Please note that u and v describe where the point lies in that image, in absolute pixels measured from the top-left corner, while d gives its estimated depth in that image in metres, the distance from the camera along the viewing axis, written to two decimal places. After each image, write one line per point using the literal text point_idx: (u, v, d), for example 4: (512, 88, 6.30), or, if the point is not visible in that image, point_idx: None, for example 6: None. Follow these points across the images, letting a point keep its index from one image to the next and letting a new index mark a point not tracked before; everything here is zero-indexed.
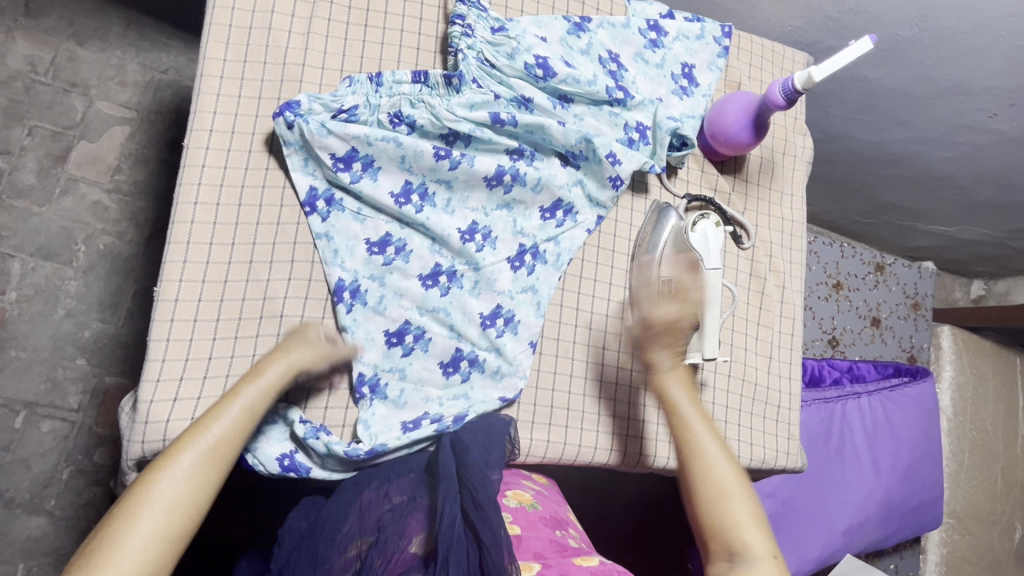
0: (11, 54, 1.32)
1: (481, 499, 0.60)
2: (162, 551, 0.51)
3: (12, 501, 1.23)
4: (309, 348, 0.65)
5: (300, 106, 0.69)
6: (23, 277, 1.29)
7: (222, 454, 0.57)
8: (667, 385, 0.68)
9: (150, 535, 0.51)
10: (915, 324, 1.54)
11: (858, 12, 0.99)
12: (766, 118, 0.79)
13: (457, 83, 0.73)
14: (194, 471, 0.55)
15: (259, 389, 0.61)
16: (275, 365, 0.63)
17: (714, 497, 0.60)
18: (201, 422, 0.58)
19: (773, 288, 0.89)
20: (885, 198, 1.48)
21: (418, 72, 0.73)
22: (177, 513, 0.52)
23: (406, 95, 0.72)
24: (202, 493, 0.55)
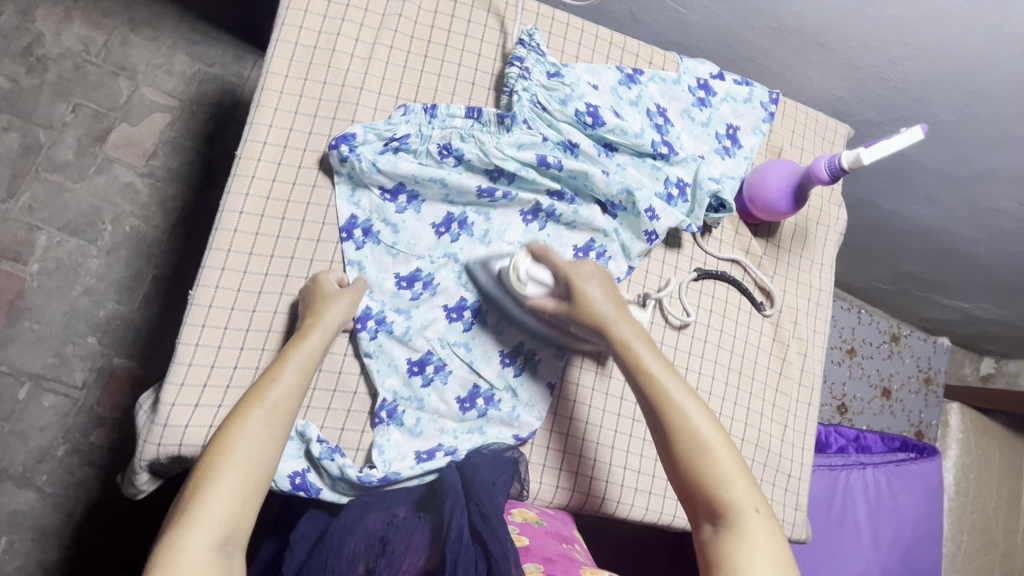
0: (67, 33, 1.36)
1: (488, 512, 0.61)
2: (245, 504, 0.51)
3: (4, 472, 1.23)
4: (342, 305, 0.66)
5: (355, 137, 0.71)
6: (47, 250, 1.30)
7: (286, 411, 0.58)
8: (629, 344, 0.66)
9: (230, 489, 0.51)
10: (926, 399, 1.53)
11: (902, 90, 1.00)
12: (807, 189, 0.79)
13: (509, 122, 0.74)
14: (263, 428, 0.56)
15: (306, 350, 0.62)
16: (318, 327, 0.64)
17: (689, 453, 0.60)
18: (260, 385, 0.59)
19: (795, 354, 0.89)
20: (907, 269, 1.48)
21: (472, 108, 0.74)
22: (253, 469, 0.53)
23: (457, 129, 0.73)
24: (273, 449, 0.55)
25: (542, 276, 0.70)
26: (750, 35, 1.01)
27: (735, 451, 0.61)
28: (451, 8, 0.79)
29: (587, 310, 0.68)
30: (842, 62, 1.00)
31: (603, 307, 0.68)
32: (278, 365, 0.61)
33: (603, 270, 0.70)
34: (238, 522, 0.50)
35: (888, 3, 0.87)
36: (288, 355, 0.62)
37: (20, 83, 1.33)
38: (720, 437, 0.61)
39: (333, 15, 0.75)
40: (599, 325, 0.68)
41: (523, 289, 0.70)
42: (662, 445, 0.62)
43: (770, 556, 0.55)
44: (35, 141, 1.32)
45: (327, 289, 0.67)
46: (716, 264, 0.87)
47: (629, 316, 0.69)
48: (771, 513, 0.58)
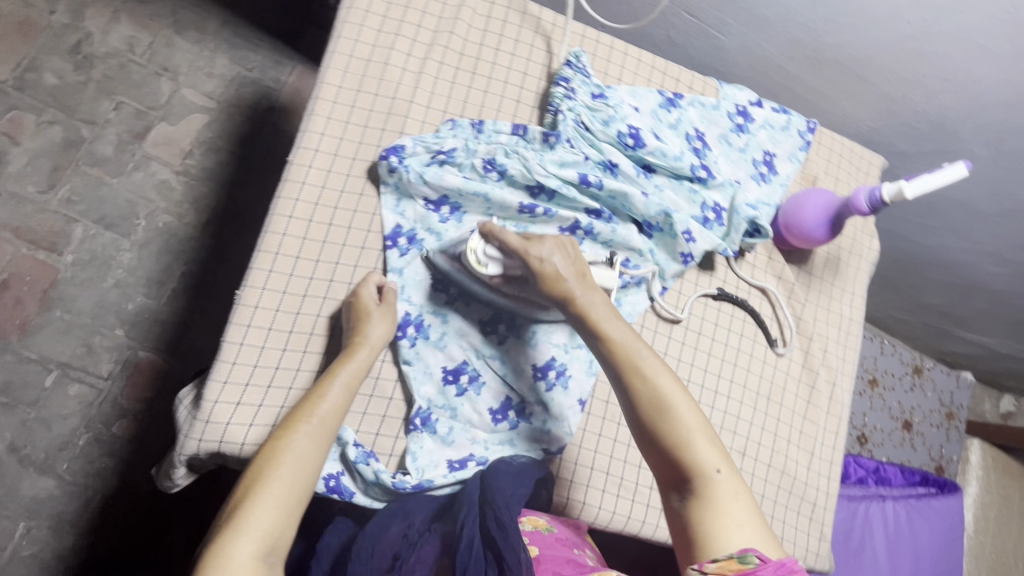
0: (115, 34, 1.41)
1: (504, 519, 0.62)
2: (287, 517, 0.54)
3: (26, 458, 1.25)
4: (384, 322, 0.68)
5: (405, 149, 0.73)
6: (82, 242, 1.33)
7: (331, 428, 0.62)
8: (594, 314, 0.65)
9: (277, 501, 0.54)
10: (946, 434, 1.51)
11: (937, 125, 1.01)
12: (844, 219, 0.80)
13: (553, 140, 0.76)
14: (310, 442, 0.59)
15: (351, 369, 0.65)
16: (364, 347, 0.66)
17: (657, 425, 0.61)
18: (309, 400, 0.63)
19: (824, 383, 0.89)
20: (929, 300, 1.47)
21: (518, 125, 0.77)
22: (297, 484, 0.56)
23: (502, 145, 0.76)
24: (316, 465, 0.59)
25: (498, 253, 0.69)
26: (787, 64, 1.03)
27: (701, 416, 0.62)
28: (500, 27, 0.81)
29: (551, 282, 0.66)
30: (878, 94, 1.01)
31: (563, 279, 0.65)
32: (325, 382, 0.64)
33: (563, 240, 0.68)
34: (281, 535, 0.53)
35: (927, 40, 0.88)
36: (336, 371, 0.65)
37: (67, 79, 1.38)
38: (686, 403, 0.62)
39: (388, 29, 0.77)
40: (562, 297, 0.66)
41: (483, 271, 0.69)
42: (632, 418, 0.63)
43: (738, 516, 0.57)
44: (78, 135, 1.36)
45: (369, 306, 0.68)
46: (748, 289, 0.87)
47: (593, 286, 0.67)
48: (738, 474, 0.60)
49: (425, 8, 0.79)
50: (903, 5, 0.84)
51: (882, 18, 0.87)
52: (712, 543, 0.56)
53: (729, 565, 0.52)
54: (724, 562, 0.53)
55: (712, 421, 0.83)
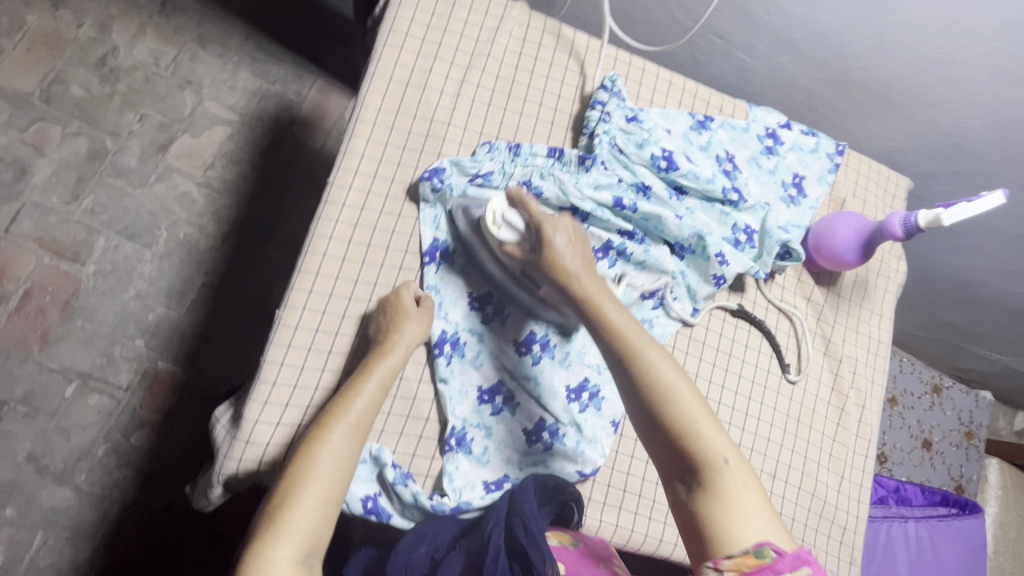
0: (140, 47, 1.43)
1: (532, 527, 0.61)
2: (326, 517, 0.57)
3: (45, 468, 1.25)
4: (419, 324, 0.69)
5: (445, 172, 0.74)
6: (104, 253, 1.34)
7: (366, 427, 0.63)
8: (592, 296, 0.64)
9: (315, 502, 0.56)
10: (966, 453, 1.49)
11: (961, 147, 1.01)
12: (878, 243, 0.80)
13: (589, 163, 0.77)
14: (347, 441, 0.61)
15: (387, 367, 0.66)
16: (398, 345, 0.67)
17: (659, 410, 0.57)
18: (344, 397, 0.64)
19: (853, 405, 0.88)
20: (948, 317, 1.46)
21: (553, 149, 0.78)
22: (334, 485, 0.59)
23: (538, 167, 0.77)
24: (351, 466, 0.60)
25: (516, 221, 0.70)
26: (812, 86, 1.03)
27: (707, 403, 0.59)
28: (534, 50, 0.82)
29: (555, 259, 0.66)
30: (904, 116, 1.01)
31: (567, 256, 0.66)
32: (361, 379, 0.65)
33: (571, 224, 0.69)
34: (319, 537, 0.55)
35: (956, 65, 0.88)
36: (371, 370, 0.66)
37: (93, 91, 1.40)
38: (689, 389, 0.58)
39: (426, 52, 0.78)
40: (562, 276, 0.65)
41: (496, 232, 0.70)
42: (632, 404, 0.59)
43: (749, 508, 0.54)
44: (102, 147, 1.38)
45: (406, 308, 0.70)
46: (781, 309, 0.87)
47: (593, 268, 0.67)
48: (749, 466, 0.56)
49: (462, 31, 0.80)
50: (933, 31, 0.85)
51: (911, 43, 0.88)
52: (723, 539, 0.53)
53: (745, 562, 0.51)
54: (739, 559, 0.51)
55: (742, 442, 0.83)
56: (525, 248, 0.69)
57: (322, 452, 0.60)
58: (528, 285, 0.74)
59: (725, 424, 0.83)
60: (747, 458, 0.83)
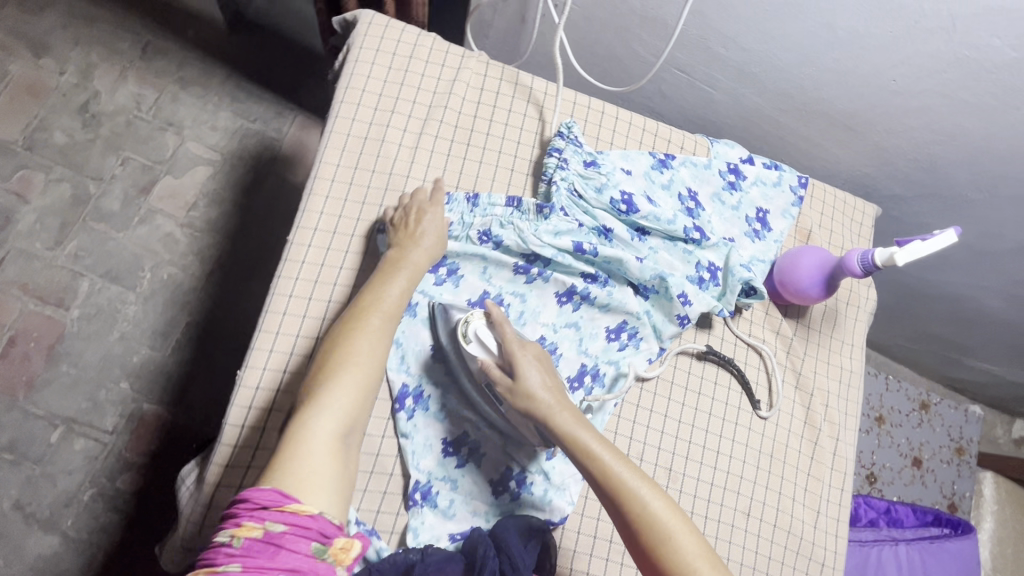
0: (122, 91, 1.45)
1: (519, 564, 0.66)
2: (362, 400, 0.63)
3: (31, 515, 1.24)
4: (437, 226, 0.74)
5: None
6: (89, 296, 1.35)
7: (395, 322, 0.68)
8: (576, 434, 0.64)
9: (351, 386, 0.62)
10: (958, 470, 1.47)
11: (927, 172, 1.01)
12: (838, 279, 0.80)
13: (547, 211, 0.77)
14: (379, 333, 0.66)
15: (411, 268, 0.71)
16: (418, 251, 0.72)
17: (655, 551, 0.59)
18: (374, 292, 0.69)
19: (827, 439, 0.88)
20: (933, 330, 1.44)
21: (512, 198, 0.79)
22: (369, 374, 0.64)
23: (497, 217, 0.77)
24: (384, 357, 0.66)
25: (489, 342, 0.70)
26: (777, 115, 1.04)
27: (701, 538, 0.61)
28: (493, 99, 0.84)
29: (535, 399, 0.66)
30: (870, 144, 1.01)
31: (545, 395, 0.67)
32: (389, 277, 0.70)
33: (542, 353, 0.70)
34: (355, 417, 0.62)
35: (912, 96, 0.89)
36: (398, 268, 0.70)
37: (75, 137, 1.42)
38: (682, 524, 0.60)
39: (384, 107, 0.80)
40: (544, 417, 0.66)
41: (466, 346, 0.70)
42: (629, 541, 0.61)
43: None
44: (85, 192, 1.39)
45: (426, 216, 0.74)
46: (750, 344, 0.87)
47: (570, 405, 0.67)
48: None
49: (419, 84, 0.82)
50: (887, 65, 0.86)
51: (866, 76, 0.89)
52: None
53: None
54: None
55: (714, 481, 0.83)
56: (499, 368, 0.69)
57: (359, 340, 0.65)
58: (493, 399, 0.72)
59: (697, 463, 0.82)
60: (720, 498, 0.82)
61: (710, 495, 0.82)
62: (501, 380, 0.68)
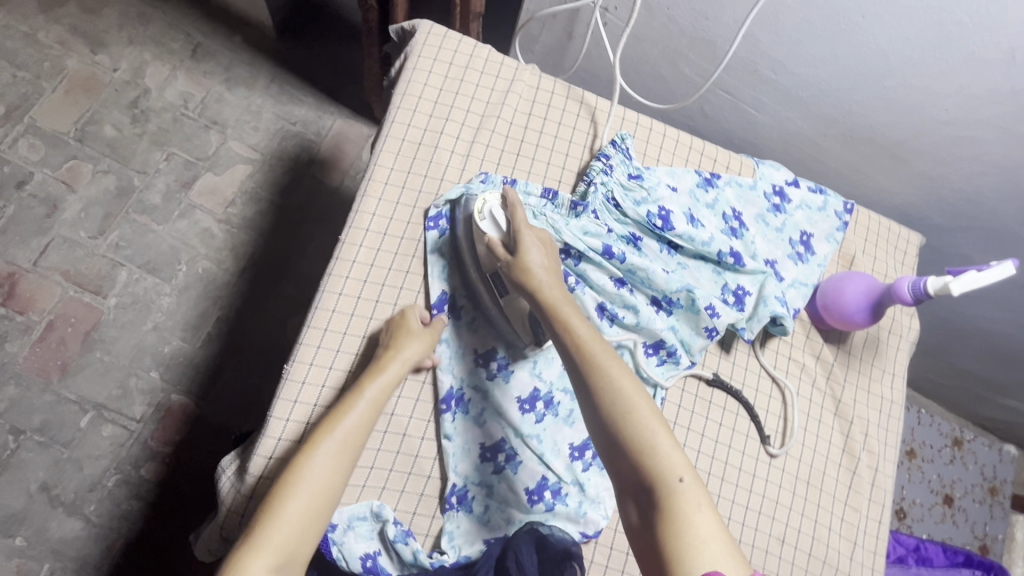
0: (171, 90, 1.50)
1: (524, 561, 0.67)
2: (304, 533, 0.60)
3: (56, 498, 1.26)
4: (420, 342, 0.71)
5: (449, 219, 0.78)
6: (126, 286, 1.38)
7: (353, 446, 0.65)
8: (557, 305, 0.67)
9: (295, 516, 0.61)
10: (991, 510, 1.42)
11: (973, 203, 0.99)
12: (886, 305, 0.80)
13: (580, 209, 0.78)
14: (334, 459, 0.64)
15: (381, 384, 0.68)
16: (393, 361, 0.69)
17: (617, 423, 0.59)
18: (339, 411, 0.67)
19: (866, 468, 0.87)
20: (964, 364, 1.34)
21: (548, 191, 0.80)
22: (317, 498, 0.62)
23: (531, 207, 0.78)
24: (336, 485, 0.63)
25: (498, 219, 0.73)
26: (820, 140, 1.04)
27: (665, 422, 0.60)
28: (544, 110, 0.86)
29: (526, 272, 0.69)
30: (915, 172, 1.00)
31: (537, 274, 0.69)
32: (356, 395, 0.68)
33: (547, 239, 0.73)
34: (297, 550, 0.60)
35: (964, 126, 0.88)
36: (365, 387, 0.68)
37: (124, 132, 1.46)
38: (645, 403, 0.61)
39: (438, 114, 0.82)
40: (530, 289, 0.69)
41: (478, 222, 0.73)
42: (593, 415, 0.62)
43: (704, 533, 0.53)
44: (129, 184, 1.43)
45: (411, 326, 0.72)
46: (774, 378, 0.86)
47: (558, 282, 0.70)
48: (705, 487, 0.56)
49: (473, 93, 0.84)
50: (939, 95, 0.86)
51: (917, 104, 0.89)
52: (676, 559, 0.52)
53: None
54: None
55: (750, 504, 0.81)
56: (502, 246, 0.72)
57: (312, 463, 0.63)
58: (496, 289, 0.75)
59: (732, 485, 0.82)
60: (754, 522, 0.81)
61: (744, 518, 0.81)
62: (502, 255, 0.71)
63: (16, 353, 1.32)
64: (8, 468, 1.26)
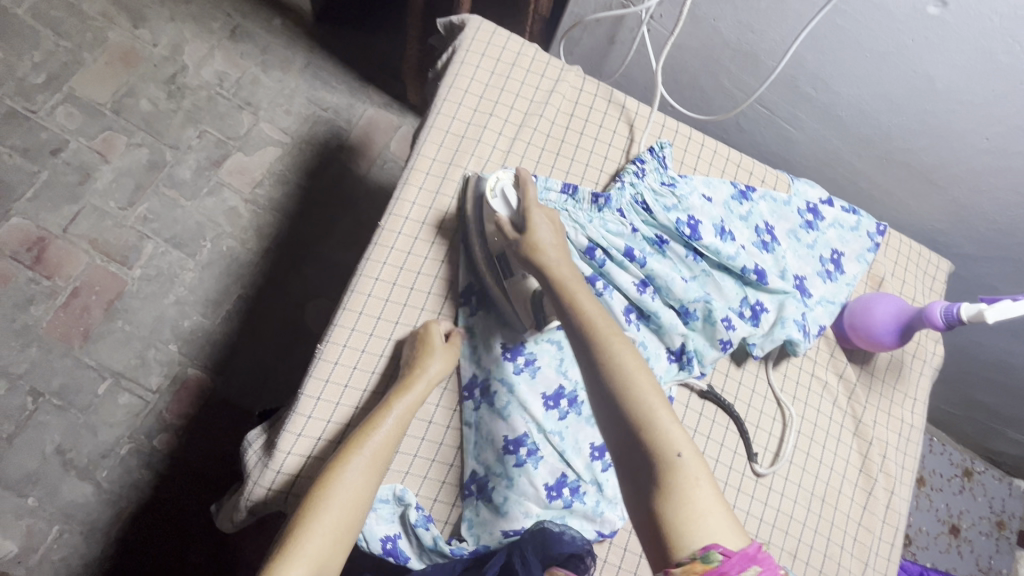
0: (208, 68, 1.52)
1: (528, 554, 0.66)
2: (335, 547, 0.60)
3: (70, 462, 1.27)
4: (443, 360, 0.72)
5: None
6: (151, 258, 1.39)
7: (381, 461, 0.66)
8: (565, 282, 0.68)
9: (326, 531, 0.60)
10: (997, 544, 1.41)
11: (1007, 234, 0.98)
12: (915, 329, 0.80)
13: (603, 204, 0.80)
14: (362, 474, 0.64)
15: (407, 401, 0.69)
16: (419, 379, 0.70)
17: (620, 398, 0.58)
18: (364, 428, 0.67)
19: (882, 490, 0.87)
20: (980, 398, 1.33)
21: (569, 186, 0.80)
22: (348, 512, 0.62)
23: (553, 203, 0.79)
24: (365, 499, 0.63)
25: (507, 197, 0.74)
26: (854, 160, 1.04)
27: (665, 395, 0.59)
28: (586, 112, 0.87)
29: (534, 249, 0.70)
30: (947, 198, 1.00)
31: (545, 248, 0.69)
32: (381, 412, 0.68)
33: (556, 216, 0.74)
34: (327, 563, 0.59)
35: (1004, 155, 0.88)
36: (391, 404, 0.69)
37: (159, 106, 1.48)
38: (647, 377, 0.60)
39: (482, 109, 0.83)
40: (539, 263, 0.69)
41: (489, 199, 0.74)
42: (596, 387, 0.61)
43: (703, 508, 0.53)
44: (161, 158, 1.45)
45: (434, 343, 0.73)
46: (779, 401, 0.85)
47: (566, 256, 0.70)
48: (704, 460, 0.56)
49: (518, 91, 0.85)
50: (982, 122, 0.85)
51: (958, 131, 0.88)
52: (673, 534, 0.52)
53: (693, 568, 0.49)
54: (687, 566, 0.50)
55: (764, 517, 0.82)
56: (511, 226, 0.73)
57: (341, 479, 0.63)
58: (501, 273, 0.77)
59: (748, 496, 0.82)
60: (767, 535, 0.82)
61: (758, 530, 0.81)
62: (511, 236, 0.71)
63: (40, 317, 1.33)
64: (25, 430, 1.27)
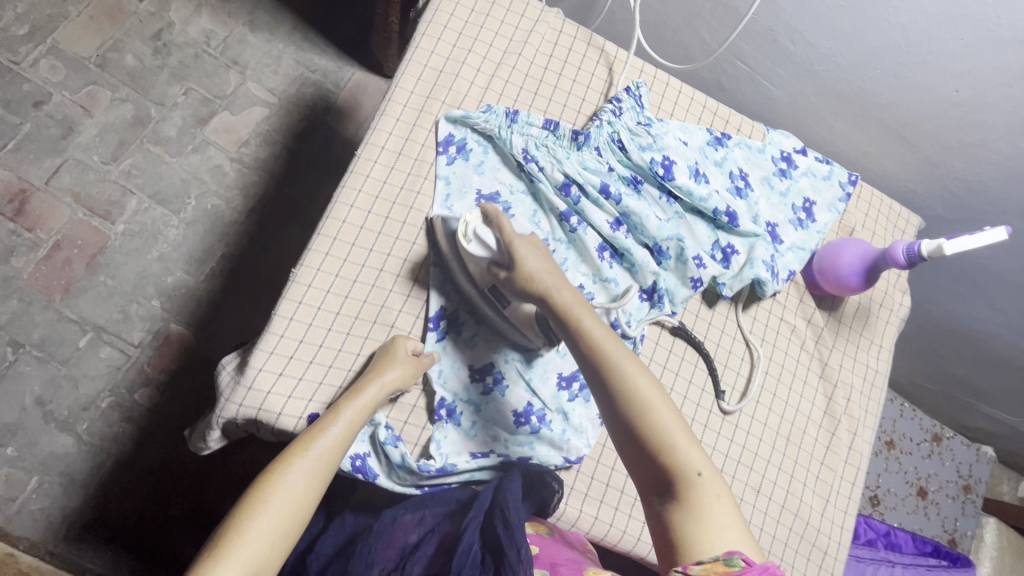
0: (195, 26, 1.51)
1: (512, 520, 0.65)
2: (270, 553, 0.58)
3: (50, 413, 1.27)
4: (402, 368, 0.70)
5: (455, 138, 0.81)
6: (135, 214, 1.39)
7: (327, 464, 0.64)
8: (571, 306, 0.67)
9: (263, 535, 0.58)
10: (962, 506, 1.45)
11: (977, 194, 1.00)
12: (880, 270, 0.82)
13: (582, 141, 0.80)
14: (307, 477, 0.62)
15: (359, 405, 0.68)
16: (371, 386, 0.69)
17: (637, 424, 0.60)
18: (312, 432, 0.66)
19: (845, 432, 0.89)
20: (951, 368, 1.35)
21: (549, 121, 0.81)
22: (286, 518, 0.60)
23: (533, 138, 0.80)
24: (307, 503, 0.62)
25: (484, 235, 0.71)
26: (833, 120, 1.05)
27: (679, 415, 0.61)
28: (565, 54, 0.87)
29: (529, 280, 0.69)
30: (920, 157, 1.02)
31: (539, 280, 0.69)
32: (331, 418, 0.67)
33: (539, 242, 0.72)
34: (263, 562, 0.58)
35: (976, 108, 0.89)
36: (343, 409, 0.68)
37: (144, 63, 1.46)
38: (660, 400, 0.61)
39: (461, 45, 0.84)
40: (541, 292, 0.68)
41: (467, 246, 0.72)
42: (610, 415, 0.62)
43: (723, 520, 0.56)
44: (146, 114, 1.44)
45: (399, 352, 0.72)
46: (748, 342, 0.87)
47: (563, 280, 0.69)
48: (719, 475, 0.59)
49: (498, 29, 0.85)
50: (953, 74, 0.86)
51: (931, 85, 0.90)
52: (693, 546, 0.55)
53: (714, 567, 0.52)
54: (708, 565, 0.53)
55: (729, 453, 0.84)
56: (497, 265, 0.71)
57: (285, 481, 0.61)
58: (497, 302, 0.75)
59: (714, 432, 0.84)
60: (732, 470, 0.84)
61: (723, 465, 0.83)
62: (501, 275, 0.71)
63: (21, 269, 1.32)
64: (5, 380, 1.27)
